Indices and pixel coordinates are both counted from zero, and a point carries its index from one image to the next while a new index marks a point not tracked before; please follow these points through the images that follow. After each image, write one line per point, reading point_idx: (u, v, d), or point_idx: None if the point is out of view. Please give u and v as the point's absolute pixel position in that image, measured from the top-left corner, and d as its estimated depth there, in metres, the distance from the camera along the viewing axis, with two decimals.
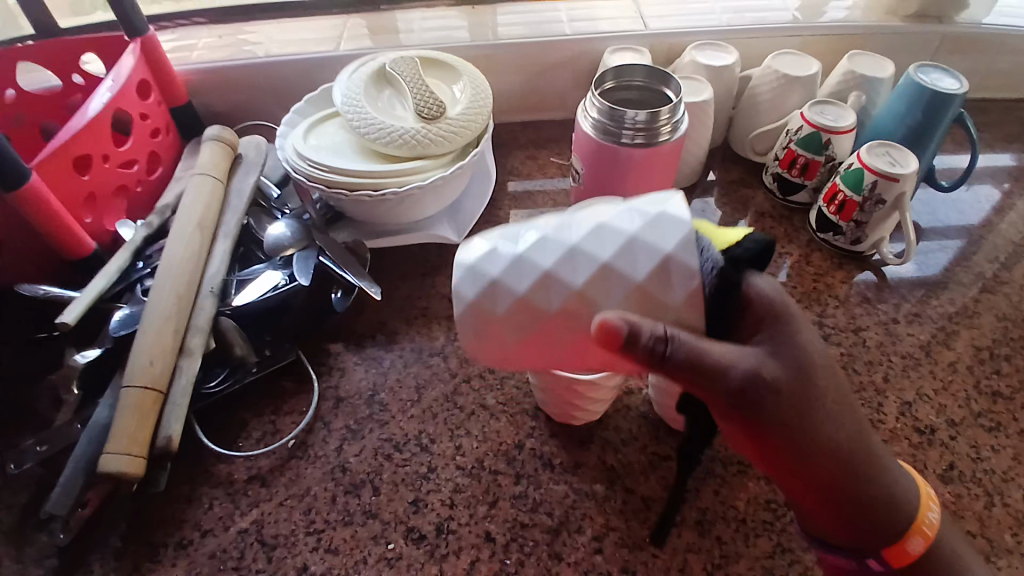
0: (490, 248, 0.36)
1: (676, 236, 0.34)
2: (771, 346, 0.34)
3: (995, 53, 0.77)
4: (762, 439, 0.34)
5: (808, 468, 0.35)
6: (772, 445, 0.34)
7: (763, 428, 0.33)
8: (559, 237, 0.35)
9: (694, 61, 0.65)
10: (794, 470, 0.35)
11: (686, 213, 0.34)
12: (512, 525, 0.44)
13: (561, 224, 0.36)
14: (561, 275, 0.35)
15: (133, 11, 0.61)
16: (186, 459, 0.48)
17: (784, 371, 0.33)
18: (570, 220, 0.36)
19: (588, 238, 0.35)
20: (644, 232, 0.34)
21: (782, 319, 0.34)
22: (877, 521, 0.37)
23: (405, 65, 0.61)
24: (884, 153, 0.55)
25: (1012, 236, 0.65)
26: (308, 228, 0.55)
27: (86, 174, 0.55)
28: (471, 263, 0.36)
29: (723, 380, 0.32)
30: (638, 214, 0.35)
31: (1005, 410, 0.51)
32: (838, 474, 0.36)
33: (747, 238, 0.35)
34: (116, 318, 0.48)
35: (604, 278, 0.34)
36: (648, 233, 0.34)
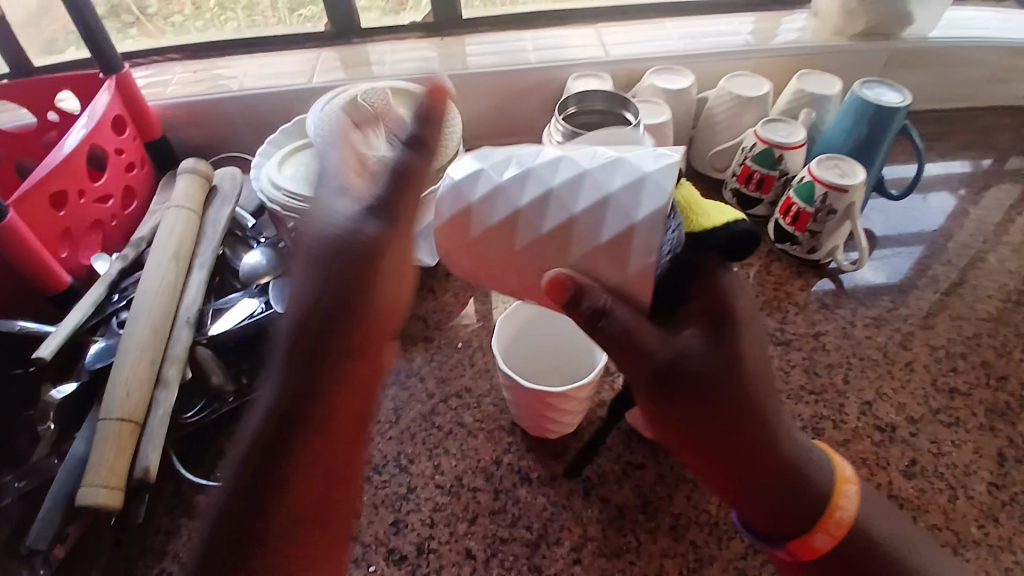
0: (475, 170, 0.37)
1: (649, 206, 0.34)
2: (700, 337, 0.35)
3: (939, 68, 0.81)
4: (679, 422, 0.36)
5: (723, 454, 0.36)
6: (677, 431, 0.36)
7: (681, 410, 0.35)
8: (544, 177, 0.36)
9: (653, 85, 0.68)
10: (706, 454, 0.36)
11: (667, 187, 0.34)
12: (492, 540, 0.45)
13: (550, 162, 0.36)
14: (531, 217, 0.36)
15: (108, 46, 0.62)
16: (165, 491, 0.49)
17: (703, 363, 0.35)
18: (559, 160, 0.36)
19: (567, 189, 0.35)
20: (621, 193, 0.34)
21: (713, 313, 0.35)
22: (790, 512, 0.37)
23: (375, 96, 0.63)
24: (833, 165, 0.58)
25: (965, 241, 0.68)
26: (282, 256, 0.56)
27: (62, 210, 0.56)
28: (451, 183, 0.37)
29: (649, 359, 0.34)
30: (623, 173, 0.35)
31: (963, 405, 0.53)
32: (753, 461, 0.36)
33: (730, 223, 0.35)
34: (92, 351, 0.49)
35: (571, 235, 0.35)
36: (625, 195, 0.34)
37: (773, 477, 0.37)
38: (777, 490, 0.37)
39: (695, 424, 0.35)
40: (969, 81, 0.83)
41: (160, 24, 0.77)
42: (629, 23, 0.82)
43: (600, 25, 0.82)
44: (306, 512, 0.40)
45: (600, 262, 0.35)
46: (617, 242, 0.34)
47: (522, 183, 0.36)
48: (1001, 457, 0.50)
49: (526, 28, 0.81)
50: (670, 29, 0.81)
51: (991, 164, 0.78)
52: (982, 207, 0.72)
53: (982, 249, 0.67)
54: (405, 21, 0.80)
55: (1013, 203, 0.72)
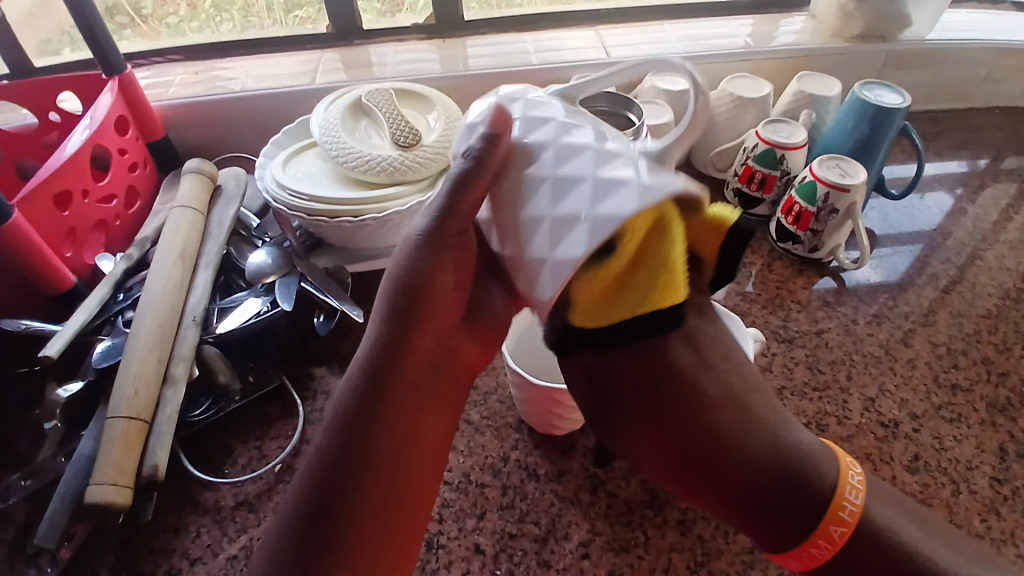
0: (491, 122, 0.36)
1: (560, 254, 0.31)
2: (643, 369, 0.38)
3: (935, 70, 0.82)
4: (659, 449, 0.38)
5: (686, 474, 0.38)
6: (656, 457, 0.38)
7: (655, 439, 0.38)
8: (525, 153, 0.34)
9: (654, 86, 0.69)
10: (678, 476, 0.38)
11: (577, 250, 0.31)
12: (501, 536, 0.45)
13: (542, 150, 0.33)
14: (497, 193, 0.35)
15: (112, 52, 0.63)
16: (172, 488, 0.48)
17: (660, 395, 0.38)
18: (547, 153, 0.33)
19: (531, 183, 0.33)
20: (550, 226, 0.32)
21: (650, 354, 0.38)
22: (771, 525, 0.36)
23: (380, 96, 0.63)
24: (834, 165, 0.59)
25: (963, 239, 0.69)
26: (288, 255, 0.56)
27: (66, 210, 0.56)
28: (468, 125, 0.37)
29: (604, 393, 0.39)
30: (568, 206, 0.31)
31: (964, 401, 0.54)
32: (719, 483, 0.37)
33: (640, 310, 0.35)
34: (98, 350, 0.49)
35: (512, 234, 0.34)
36: (553, 228, 0.32)
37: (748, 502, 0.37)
38: (757, 511, 0.36)
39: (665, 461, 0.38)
40: (964, 83, 0.85)
41: (155, 25, 0.77)
42: (628, 25, 0.83)
43: (599, 27, 0.83)
44: (381, 497, 0.36)
45: (522, 283, 0.35)
46: (533, 269, 0.33)
47: (497, 154, 0.34)
48: (1002, 452, 0.50)
49: (526, 30, 0.82)
50: (669, 32, 0.82)
51: (987, 163, 0.79)
52: (980, 206, 0.73)
53: (980, 247, 0.68)
54: (406, 22, 0.80)
55: (1010, 201, 0.73)
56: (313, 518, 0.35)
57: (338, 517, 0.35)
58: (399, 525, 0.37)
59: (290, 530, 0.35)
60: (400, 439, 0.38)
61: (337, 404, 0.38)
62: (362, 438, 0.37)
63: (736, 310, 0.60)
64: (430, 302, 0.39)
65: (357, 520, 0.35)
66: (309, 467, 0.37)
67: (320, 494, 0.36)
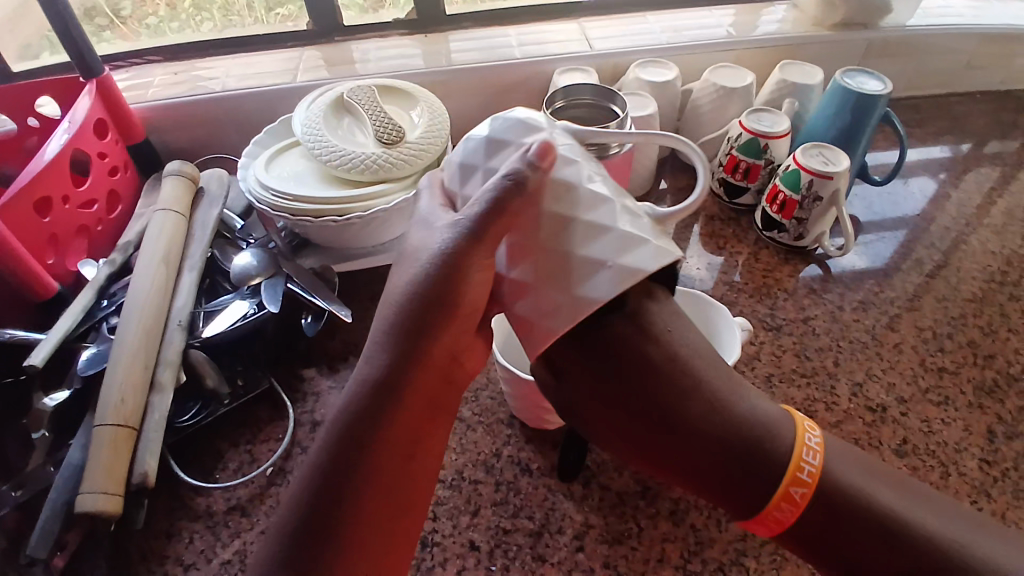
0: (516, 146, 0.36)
1: (588, 289, 0.33)
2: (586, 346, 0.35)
3: (916, 57, 0.83)
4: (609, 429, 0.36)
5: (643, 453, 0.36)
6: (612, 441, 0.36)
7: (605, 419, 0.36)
8: (561, 184, 0.34)
9: (638, 78, 0.69)
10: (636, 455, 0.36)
11: (610, 290, 0.33)
12: (495, 532, 0.45)
13: (577, 188, 0.34)
14: (520, 222, 0.35)
15: (88, 52, 0.62)
16: (162, 495, 0.48)
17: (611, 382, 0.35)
18: (583, 192, 0.34)
19: (565, 216, 0.34)
20: (581, 262, 0.34)
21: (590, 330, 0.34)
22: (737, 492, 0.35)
23: (363, 93, 0.63)
24: (817, 153, 0.59)
25: (946, 224, 0.69)
26: (273, 256, 0.56)
27: (46, 216, 0.55)
28: (486, 140, 0.37)
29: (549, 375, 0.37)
30: (602, 247, 0.33)
31: (951, 384, 0.54)
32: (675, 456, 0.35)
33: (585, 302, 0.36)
34: (83, 357, 0.49)
35: (532, 266, 0.35)
36: (584, 265, 0.33)
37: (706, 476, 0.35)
38: (718, 483, 0.35)
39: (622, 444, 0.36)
40: (946, 68, 0.85)
41: (134, 25, 0.76)
42: (611, 17, 0.83)
43: (582, 19, 0.82)
44: (380, 502, 0.37)
45: (529, 310, 0.35)
46: (548, 298, 0.34)
47: (535, 185, 0.34)
48: (990, 434, 0.51)
49: (510, 24, 0.81)
50: (652, 23, 0.81)
51: (970, 148, 0.79)
52: (962, 191, 0.74)
53: (964, 231, 0.68)
54: (388, 18, 0.79)
55: (992, 185, 0.74)
56: (312, 523, 0.36)
57: (334, 521, 0.36)
58: (390, 528, 0.37)
59: (292, 526, 0.36)
60: (405, 449, 0.37)
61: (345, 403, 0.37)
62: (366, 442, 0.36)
63: (724, 300, 0.60)
64: (458, 314, 0.37)
65: (356, 523, 0.36)
66: (311, 469, 0.37)
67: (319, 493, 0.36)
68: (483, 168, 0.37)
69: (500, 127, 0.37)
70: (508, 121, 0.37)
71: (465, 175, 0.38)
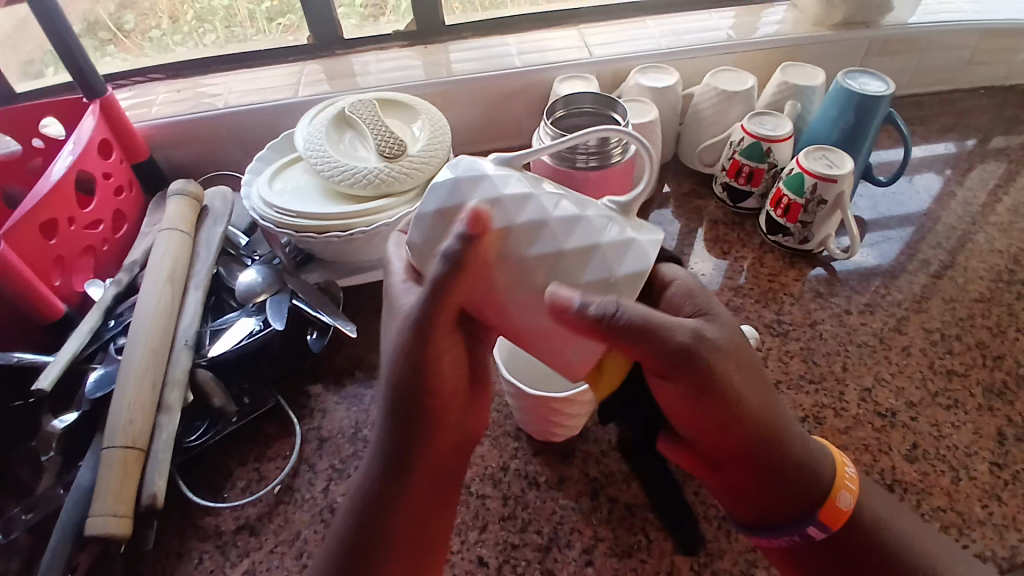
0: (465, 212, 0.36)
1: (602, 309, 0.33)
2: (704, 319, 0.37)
3: (918, 53, 0.82)
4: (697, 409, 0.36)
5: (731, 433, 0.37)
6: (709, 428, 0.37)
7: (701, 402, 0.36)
8: (518, 236, 0.34)
9: (638, 84, 0.68)
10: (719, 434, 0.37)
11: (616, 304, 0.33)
12: (503, 547, 0.45)
13: (536, 228, 0.34)
14: (498, 278, 0.35)
15: (90, 72, 0.62)
16: (172, 515, 0.48)
17: (725, 336, 0.36)
18: (544, 227, 0.34)
19: (541, 257, 0.34)
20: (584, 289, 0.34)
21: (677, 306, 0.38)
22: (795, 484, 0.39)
23: (363, 108, 0.63)
24: (821, 156, 0.59)
25: (952, 222, 0.69)
26: (278, 273, 0.56)
27: (53, 238, 0.56)
28: (437, 217, 0.37)
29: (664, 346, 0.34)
30: (594, 266, 0.34)
31: (961, 386, 0.54)
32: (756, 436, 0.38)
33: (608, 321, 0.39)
34: (91, 380, 0.49)
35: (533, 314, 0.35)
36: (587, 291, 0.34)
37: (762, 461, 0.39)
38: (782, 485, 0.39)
39: (701, 405, 0.36)
40: (948, 65, 0.85)
41: (138, 39, 0.77)
42: (610, 22, 0.83)
43: (581, 26, 0.82)
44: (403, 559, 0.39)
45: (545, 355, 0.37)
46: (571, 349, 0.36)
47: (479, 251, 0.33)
48: (1001, 437, 0.51)
49: (508, 32, 0.81)
50: (651, 27, 0.81)
51: (975, 144, 0.79)
52: (968, 188, 0.73)
53: (970, 230, 0.68)
54: (387, 30, 0.80)
55: (998, 181, 0.74)
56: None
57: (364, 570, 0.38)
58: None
59: None
60: (425, 505, 0.40)
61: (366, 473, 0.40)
62: (394, 505, 0.39)
63: (729, 306, 0.60)
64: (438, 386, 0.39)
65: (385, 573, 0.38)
66: (345, 527, 0.39)
67: (350, 552, 0.38)
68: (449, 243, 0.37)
69: (444, 201, 0.36)
70: (446, 191, 0.36)
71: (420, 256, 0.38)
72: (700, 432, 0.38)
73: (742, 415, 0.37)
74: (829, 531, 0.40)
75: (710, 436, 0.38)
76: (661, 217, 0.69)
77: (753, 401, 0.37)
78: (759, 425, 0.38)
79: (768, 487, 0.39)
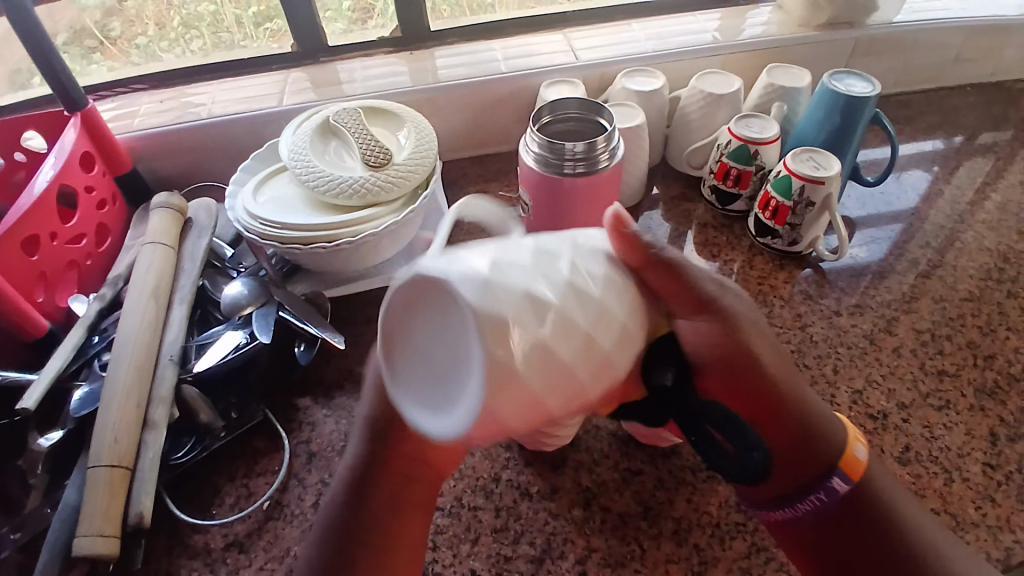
0: (493, 264, 0.29)
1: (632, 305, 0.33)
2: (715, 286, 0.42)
3: (903, 52, 0.82)
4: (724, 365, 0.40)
5: (750, 388, 0.40)
6: (733, 387, 0.40)
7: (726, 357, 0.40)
8: (542, 256, 0.31)
9: (625, 88, 0.68)
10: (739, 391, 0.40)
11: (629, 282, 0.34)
12: (496, 559, 0.44)
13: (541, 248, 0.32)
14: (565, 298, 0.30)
15: (71, 83, 0.61)
16: (161, 534, 0.48)
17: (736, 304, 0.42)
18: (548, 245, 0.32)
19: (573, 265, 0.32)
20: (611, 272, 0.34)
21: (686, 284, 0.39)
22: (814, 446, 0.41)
23: (348, 116, 0.62)
24: (809, 158, 0.59)
25: (940, 221, 0.69)
26: (264, 284, 0.55)
27: (35, 253, 0.55)
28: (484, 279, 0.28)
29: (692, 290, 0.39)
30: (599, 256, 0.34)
31: (952, 387, 0.54)
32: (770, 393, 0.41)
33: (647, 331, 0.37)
34: (75, 398, 0.48)
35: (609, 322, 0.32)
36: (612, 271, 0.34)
37: (795, 411, 0.41)
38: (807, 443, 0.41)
39: (737, 348, 0.40)
40: (934, 63, 0.85)
41: (124, 46, 0.76)
42: (597, 26, 0.83)
43: (567, 29, 0.82)
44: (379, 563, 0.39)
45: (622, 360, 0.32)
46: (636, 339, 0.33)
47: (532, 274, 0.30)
48: (993, 437, 0.51)
49: (494, 37, 0.81)
50: (637, 30, 0.81)
51: (961, 142, 0.79)
52: (955, 186, 0.73)
53: (958, 228, 0.68)
54: (373, 37, 0.79)
55: (985, 178, 0.74)
56: None
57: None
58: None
59: None
60: (387, 517, 0.40)
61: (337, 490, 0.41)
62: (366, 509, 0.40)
63: None
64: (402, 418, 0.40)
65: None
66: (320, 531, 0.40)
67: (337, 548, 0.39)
68: (520, 293, 0.29)
69: (462, 265, 0.29)
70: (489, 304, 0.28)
71: (504, 399, 0.29)
72: (742, 376, 0.40)
73: (774, 363, 0.42)
74: (851, 484, 0.41)
75: (735, 396, 0.40)
76: (650, 221, 0.69)
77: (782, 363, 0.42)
78: (779, 375, 0.41)
79: (795, 441, 0.40)
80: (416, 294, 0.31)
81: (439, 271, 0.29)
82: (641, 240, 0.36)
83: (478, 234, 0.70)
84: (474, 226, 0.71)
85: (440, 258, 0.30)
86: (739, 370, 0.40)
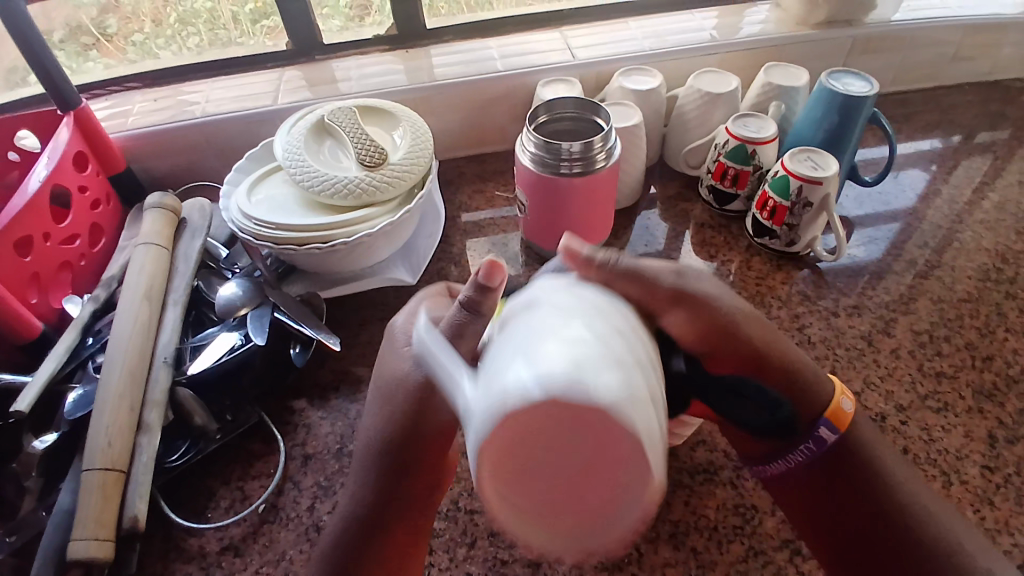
0: (557, 344, 0.25)
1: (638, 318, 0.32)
2: (676, 273, 0.41)
3: (901, 51, 0.82)
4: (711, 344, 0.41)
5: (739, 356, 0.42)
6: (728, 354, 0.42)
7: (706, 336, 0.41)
8: (567, 309, 0.28)
9: (622, 87, 0.68)
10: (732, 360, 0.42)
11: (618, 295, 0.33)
12: (492, 563, 0.44)
13: (558, 303, 0.28)
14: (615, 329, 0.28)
15: (63, 82, 0.61)
16: (156, 538, 0.47)
17: (699, 286, 0.42)
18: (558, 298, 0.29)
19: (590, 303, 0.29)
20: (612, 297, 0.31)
21: (648, 274, 0.38)
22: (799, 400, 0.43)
23: (343, 116, 0.62)
24: (807, 158, 0.59)
25: (937, 221, 0.69)
26: (259, 285, 0.55)
27: (27, 255, 0.54)
28: (575, 365, 0.24)
29: (660, 285, 0.39)
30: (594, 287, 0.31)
31: (950, 389, 0.54)
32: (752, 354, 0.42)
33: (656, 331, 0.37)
34: (69, 400, 0.48)
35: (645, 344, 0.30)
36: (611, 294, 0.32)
37: (783, 375, 0.42)
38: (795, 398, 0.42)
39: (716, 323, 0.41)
40: (932, 61, 0.85)
41: (120, 43, 0.76)
42: (594, 24, 0.82)
43: (564, 28, 0.82)
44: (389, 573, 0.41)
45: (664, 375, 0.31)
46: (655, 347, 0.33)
47: (578, 327, 0.26)
48: (991, 439, 0.50)
49: (491, 35, 0.81)
50: (634, 28, 0.81)
51: (959, 140, 0.79)
52: (953, 185, 0.73)
53: (956, 228, 0.68)
54: (369, 35, 0.79)
55: (983, 178, 0.74)
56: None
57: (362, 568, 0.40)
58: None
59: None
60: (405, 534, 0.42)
61: (362, 482, 0.43)
62: (391, 497, 0.42)
63: None
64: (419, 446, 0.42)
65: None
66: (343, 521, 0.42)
67: (359, 538, 0.41)
68: (607, 358, 0.25)
69: (540, 364, 0.24)
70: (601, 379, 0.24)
71: (659, 454, 0.24)
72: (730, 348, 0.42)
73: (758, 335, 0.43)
74: (838, 433, 0.42)
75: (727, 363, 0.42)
76: (648, 221, 0.69)
77: (763, 330, 0.43)
78: (763, 341, 0.43)
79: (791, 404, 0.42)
80: (510, 435, 0.24)
81: (535, 385, 0.23)
82: (596, 260, 0.36)
83: (474, 233, 0.70)
84: (471, 226, 0.71)
85: (512, 374, 0.24)
86: (725, 345, 0.42)
